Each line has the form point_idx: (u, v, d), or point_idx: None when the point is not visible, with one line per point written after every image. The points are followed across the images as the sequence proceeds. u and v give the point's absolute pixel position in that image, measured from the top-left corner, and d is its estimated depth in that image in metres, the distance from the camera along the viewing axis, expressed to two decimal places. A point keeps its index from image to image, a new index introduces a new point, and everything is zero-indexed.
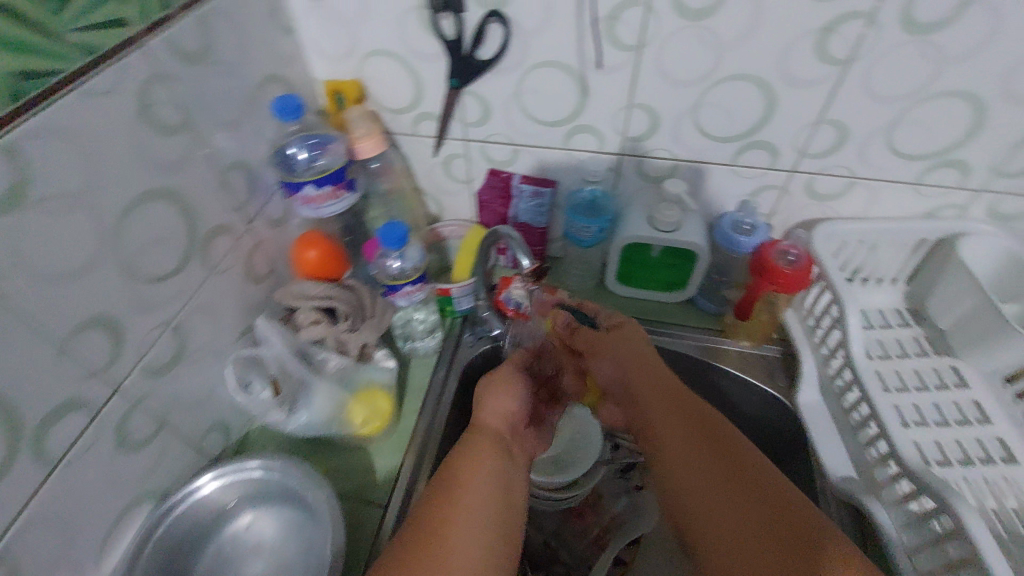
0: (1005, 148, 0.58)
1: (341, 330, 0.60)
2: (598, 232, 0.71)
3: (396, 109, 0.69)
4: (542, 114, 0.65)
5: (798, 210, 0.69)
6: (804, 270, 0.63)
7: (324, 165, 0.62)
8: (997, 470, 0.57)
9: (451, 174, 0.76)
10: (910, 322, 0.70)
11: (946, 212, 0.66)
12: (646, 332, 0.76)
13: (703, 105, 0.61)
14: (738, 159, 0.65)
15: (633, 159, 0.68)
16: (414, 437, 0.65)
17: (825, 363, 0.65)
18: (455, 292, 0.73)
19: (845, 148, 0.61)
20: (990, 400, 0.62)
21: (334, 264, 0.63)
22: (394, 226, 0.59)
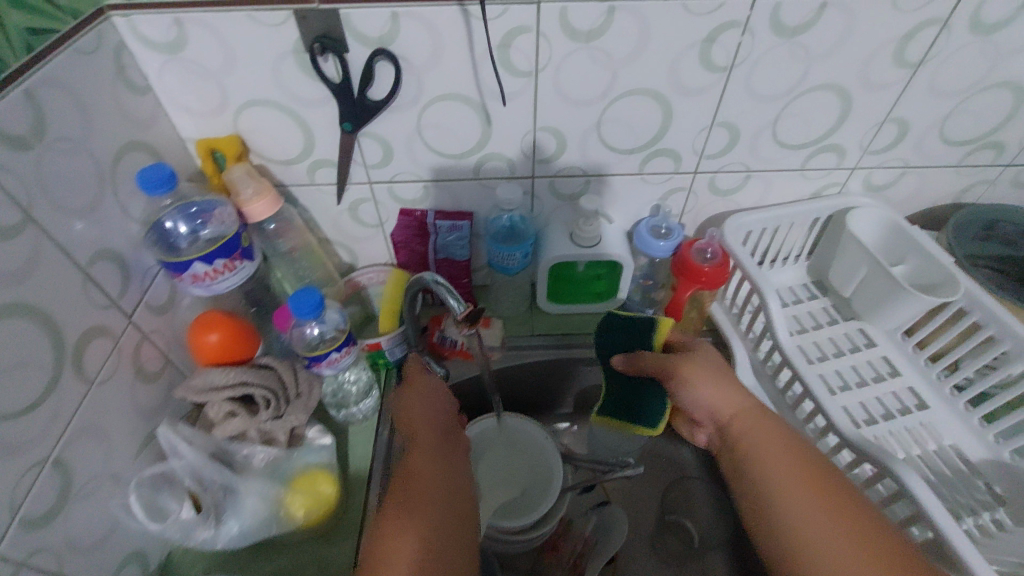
0: (870, 129, 0.64)
1: (264, 418, 0.54)
2: (524, 258, 0.69)
3: (285, 161, 0.63)
4: (446, 147, 0.63)
5: (705, 207, 0.72)
6: (722, 266, 0.64)
7: (210, 236, 0.55)
8: (913, 417, 0.63)
9: (358, 219, 0.71)
10: (817, 293, 0.76)
11: (830, 191, 0.72)
12: (587, 346, 0.75)
13: (605, 121, 0.61)
14: (644, 167, 0.67)
15: (545, 179, 0.68)
16: (368, 511, 0.60)
17: (755, 348, 0.68)
18: (386, 345, 0.68)
19: (738, 146, 0.64)
20: (896, 354, 0.68)
21: (241, 344, 0.55)
22: (308, 293, 0.53)
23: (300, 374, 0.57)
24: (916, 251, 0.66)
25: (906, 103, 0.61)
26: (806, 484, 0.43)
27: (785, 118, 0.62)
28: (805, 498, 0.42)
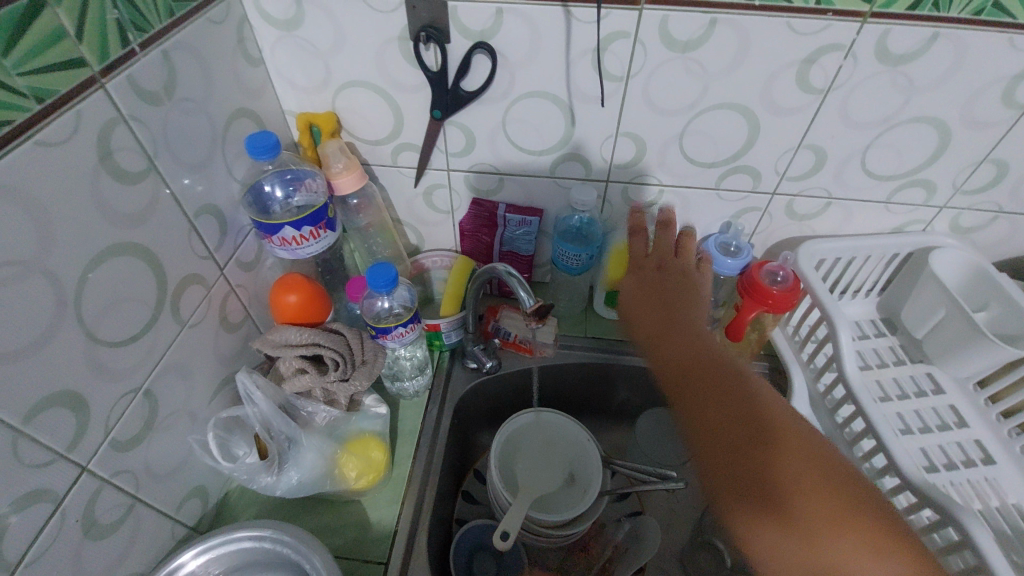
0: (966, 167, 0.61)
1: (330, 380, 0.55)
2: (588, 259, 0.70)
3: (374, 140, 0.66)
4: (528, 143, 0.64)
5: (778, 229, 0.71)
6: (792, 290, 0.63)
7: (301, 204, 0.59)
8: (978, 471, 0.60)
9: (432, 204, 0.74)
10: (886, 331, 0.73)
11: (913, 227, 0.69)
12: (638, 355, 0.76)
13: (688, 132, 0.61)
14: (721, 182, 0.66)
15: (619, 185, 0.68)
16: (411, 484, 0.62)
17: (815, 378, 0.66)
18: (444, 327, 0.70)
19: (822, 171, 0.63)
20: (965, 403, 0.65)
21: (315, 308, 0.58)
22: (383, 268, 0.56)
23: (367, 343, 0.58)
24: (999, 300, 0.63)
25: (1010, 144, 0.59)
26: (825, 500, 0.44)
27: (875, 147, 0.60)
28: (819, 507, 0.44)
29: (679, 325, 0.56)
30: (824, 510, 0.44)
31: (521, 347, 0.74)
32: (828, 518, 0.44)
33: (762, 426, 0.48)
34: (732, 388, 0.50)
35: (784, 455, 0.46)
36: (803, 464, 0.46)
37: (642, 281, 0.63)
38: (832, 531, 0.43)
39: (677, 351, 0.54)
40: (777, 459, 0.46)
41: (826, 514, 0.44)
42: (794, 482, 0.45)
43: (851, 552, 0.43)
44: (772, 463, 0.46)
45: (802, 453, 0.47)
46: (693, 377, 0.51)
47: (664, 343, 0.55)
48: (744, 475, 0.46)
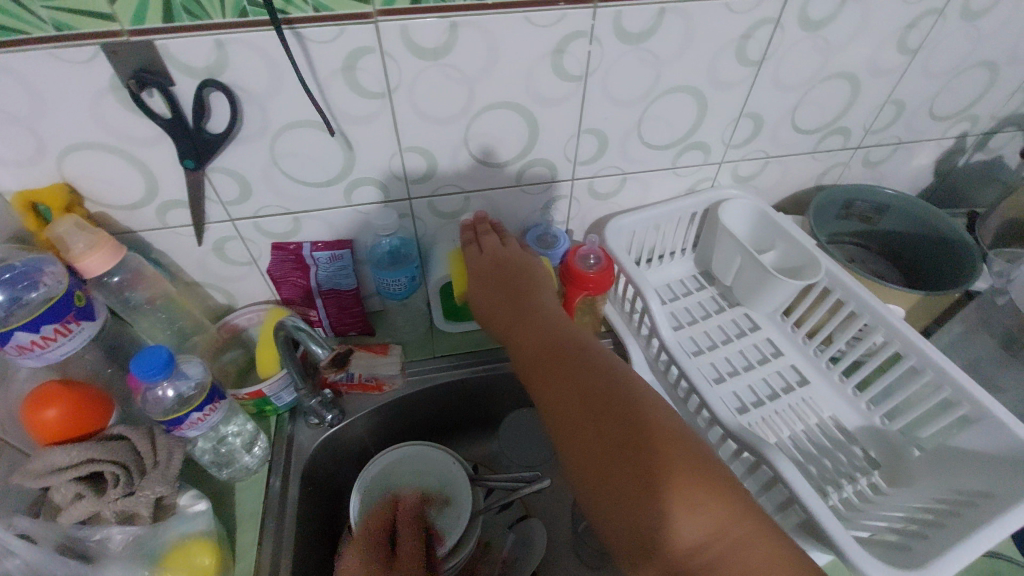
0: (729, 124, 0.66)
1: (114, 500, 0.48)
2: (410, 281, 0.67)
3: (129, 205, 0.57)
4: (309, 176, 0.60)
5: (588, 211, 0.73)
6: (607, 270, 0.65)
7: (38, 299, 0.49)
8: (795, 394, 0.66)
9: (227, 259, 0.66)
10: (703, 283, 0.78)
11: (703, 185, 0.74)
12: (489, 363, 0.75)
13: (471, 136, 0.60)
14: (521, 178, 0.66)
15: (422, 200, 0.66)
16: (262, 571, 0.56)
17: (647, 345, 0.70)
18: (270, 391, 0.63)
19: (608, 150, 0.65)
20: (777, 335, 0.72)
21: (86, 415, 0.49)
22: (155, 351, 0.48)
23: (158, 441, 0.52)
24: (782, 238, 0.70)
25: (757, 98, 0.64)
26: (653, 473, 0.44)
27: (647, 120, 0.63)
28: (647, 484, 0.44)
29: (532, 320, 0.58)
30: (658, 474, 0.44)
31: (368, 386, 0.70)
32: (666, 480, 0.44)
33: (610, 404, 0.49)
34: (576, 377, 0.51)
35: (629, 424, 0.47)
36: (643, 431, 0.46)
37: (487, 282, 0.63)
38: (672, 492, 0.43)
39: (535, 343, 0.56)
40: (619, 431, 0.47)
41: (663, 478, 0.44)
42: (636, 450, 0.45)
43: (684, 512, 0.42)
44: (617, 435, 0.46)
45: (644, 422, 0.47)
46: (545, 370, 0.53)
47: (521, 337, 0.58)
48: (593, 450, 0.46)
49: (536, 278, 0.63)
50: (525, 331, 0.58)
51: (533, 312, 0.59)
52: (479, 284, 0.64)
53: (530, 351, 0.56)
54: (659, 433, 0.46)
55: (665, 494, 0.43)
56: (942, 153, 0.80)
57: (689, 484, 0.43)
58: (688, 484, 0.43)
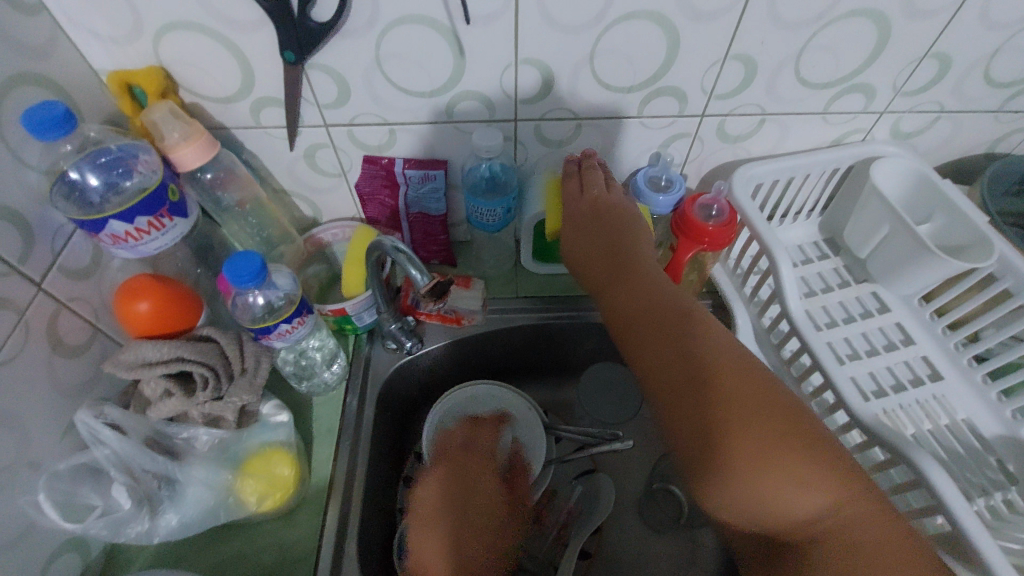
0: (908, 65, 0.55)
1: (203, 401, 0.47)
2: (506, 213, 0.61)
3: (224, 98, 0.53)
4: (413, 83, 0.53)
5: (711, 155, 0.64)
6: (729, 224, 0.57)
7: (133, 188, 0.47)
8: (927, 389, 0.58)
9: (317, 167, 0.62)
10: (827, 252, 0.69)
11: (852, 137, 0.63)
12: (576, 309, 0.69)
13: (599, 52, 0.52)
14: (644, 109, 0.58)
15: (530, 123, 0.59)
16: (334, 490, 0.55)
17: (758, 313, 0.62)
18: (352, 310, 0.60)
19: (753, 84, 0.55)
20: (911, 321, 0.62)
21: (175, 314, 0.48)
22: (248, 257, 0.46)
23: (246, 350, 0.50)
24: (943, 208, 0.59)
25: (952, 34, 0.52)
26: (756, 448, 0.39)
27: (811, 51, 0.52)
28: (747, 454, 0.39)
29: (627, 272, 0.51)
30: (771, 461, 0.39)
31: (447, 318, 0.67)
32: (770, 456, 0.39)
33: (718, 383, 0.42)
34: (666, 334, 0.46)
35: (733, 405, 0.41)
36: (747, 410, 0.41)
37: (580, 226, 0.55)
38: (773, 470, 0.39)
39: (628, 299, 0.50)
40: (722, 409, 0.41)
41: (765, 461, 0.39)
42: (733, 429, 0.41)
43: (799, 495, 0.39)
44: (717, 413, 0.41)
45: (752, 400, 0.41)
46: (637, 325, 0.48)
47: (613, 290, 0.51)
48: (688, 423, 0.42)
49: (633, 221, 0.54)
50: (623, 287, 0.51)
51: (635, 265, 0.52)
52: (566, 234, 0.56)
53: (620, 296, 0.50)
54: (769, 416, 0.41)
55: (770, 475, 0.39)
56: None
57: (800, 466, 0.39)
58: (794, 473, 0.39)
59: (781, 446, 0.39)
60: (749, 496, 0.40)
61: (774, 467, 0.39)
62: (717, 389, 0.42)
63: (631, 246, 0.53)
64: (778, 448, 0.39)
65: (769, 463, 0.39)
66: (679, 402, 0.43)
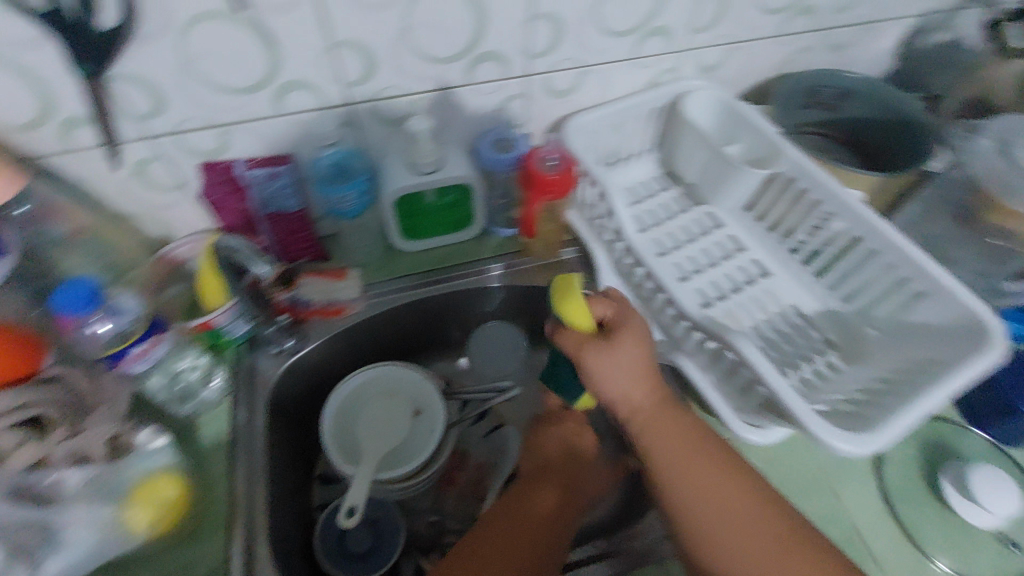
0: (691, 4, 0.61)
1: (60, 440, 0.47)
2: (360, 197, 0.63)
3: (22, 126, 0.50)
4: (230, 80, 0.53)
5: (547, 111, 0.68)
6: (567, 171, 0.62)
7: None
8: (758, 287, 0.67)
9: (151, 183, 0.59)
10: (668, 183, 0.76)
11: (665, 77, 0.70)
12: (454, 278, 0.72)
13: (410, 27, 0.54)
14: (471, 76, 0.61)
15: (365, 105, 0.60)
16: (233, 502, 0.54)
17: (611, 249, 0.68)
18: (221, 322, 0.58)
19: (563, 39, 0.60)
20: (740, 230, 0.71)
21: (16, 359, 0.49)
22: (76, 283, 0.47)
23: (102, 380, 0.50)
24: (744, 129, 0.68)
25: None
26: (762, 525, 0.49)
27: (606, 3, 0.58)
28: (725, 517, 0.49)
29: None
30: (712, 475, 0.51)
31: (328, 311, 0.68)
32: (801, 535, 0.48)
33: (705, 449, 0.53)
34: (637, 425, 0.54)
35: (691, 467, 0.52)
36: (691, 454, 0.52)
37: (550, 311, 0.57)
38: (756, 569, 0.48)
39: (623, 403, 0.54)
40: (688, 466, 0.52)
41: (748, 514, 0.49)
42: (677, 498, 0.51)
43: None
44: (686, 467, 0.52)
45: (704, 469, 0.52)
46: (643, 429, 0.54)
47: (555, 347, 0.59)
48: (670, 458, 0.52)
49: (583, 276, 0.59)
50: (608, 383, 0.52)
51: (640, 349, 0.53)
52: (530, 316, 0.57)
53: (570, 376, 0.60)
54: (711, 470, 0.52)
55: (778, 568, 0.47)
56: (907, 33, 0.76)
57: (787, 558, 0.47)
58: (729, 507, 0.50)
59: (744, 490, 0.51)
60: (711, 520, 0.50)
61: (752, 534, 0.49)
62: (660, 442, 0.53)
63: (623, 354, 0.52)
64: (732, 494, 0.50)
65: (721, 509, 0.50)
66: (660, 441, 0.53)
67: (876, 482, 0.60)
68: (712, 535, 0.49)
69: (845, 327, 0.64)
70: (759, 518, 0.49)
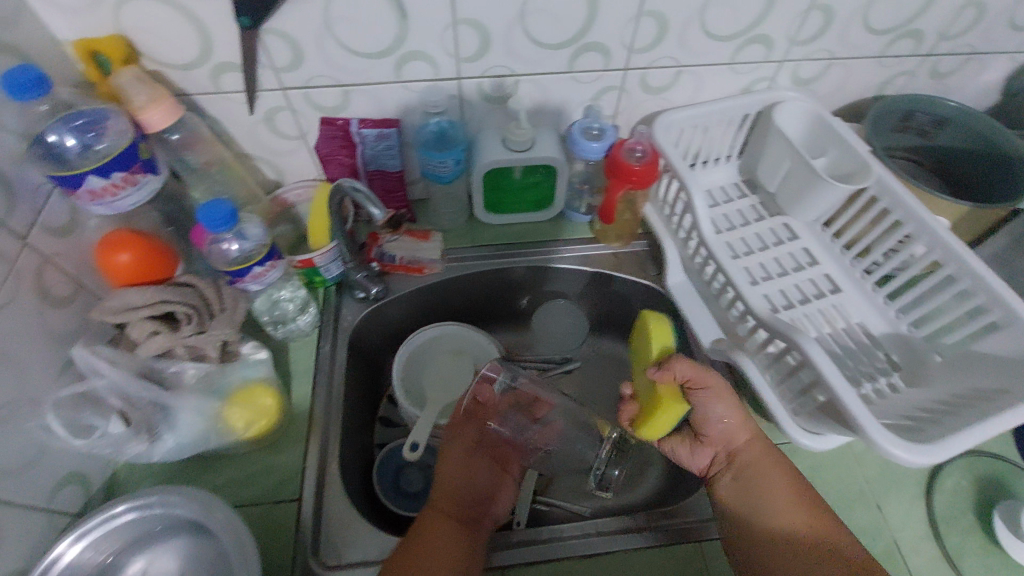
0: (797, 17, 0.63)
1: (187, 335, 0.52)
2: (456, 165, 0.67)
3: (183, 66, 0.57)
4: (360, 44, 0.58)
5: (638, 106, 0.72)
6: (652, 163, 0.65)
7: (104, 151, 0.50)
8: (828, 301, 0.68)
9: (276, 130, 0.66)
10: (747, 190, 0.78)
11: (760, 86, 0.72)
12: (527, 254, 0.77)
13: (529, 13, 0.58)
14: (573, 66, 0.64)
15: (472, 80, 0.65)
16: (314, 421, 0.62)
17: (683, 244, 0.71)
18: (320, 262, 0.66)
19: (667, 39, 0.63)
20: (814, 245, 0.72)
21: (157, 265, 0.53)
22: (216, 204, 0.51)
23: (224, 291, 0.55)
24: (834, 144, 0.68)
25: None
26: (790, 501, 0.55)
27: (713, 7, 0.60)
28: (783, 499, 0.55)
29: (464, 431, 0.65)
30: (795, 499, 0.55)
31: (409, 268, 0.74)
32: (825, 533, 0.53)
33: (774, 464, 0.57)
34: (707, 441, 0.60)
35: (780, 490, 0.55)
36: (776, 481, 0.56)
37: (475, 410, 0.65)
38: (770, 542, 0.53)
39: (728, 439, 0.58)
40: (773, 485, 0.56)
41: (798, 521, 0.54)
42: (768, 504, 0.55)
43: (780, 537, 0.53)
44: (782, 501, 0.55)
45: (784, 486, 0.56)
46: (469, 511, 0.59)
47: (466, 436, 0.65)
48: (774, 491, 0.55)
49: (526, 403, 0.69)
50: (712, 415, 0.57)
51: (726, 395, 0.57)
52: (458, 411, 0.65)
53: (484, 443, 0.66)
54: (786, 489, 0.55)
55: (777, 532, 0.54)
56: (1017, 68, 0.75)
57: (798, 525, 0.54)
58: (776, 496, 0.55)
59: (803, 505, 0.55)
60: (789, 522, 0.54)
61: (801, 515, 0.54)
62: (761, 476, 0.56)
63: (725, 397, 0.57)
64: (800, 503, 0.55)
65: (789, 503, 0.55)
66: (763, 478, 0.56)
67: (924, 507, 0.59)
68: (786, 539, 0.53)
69: (912, 351, 0.63)
70: (811, 512, 0.54)
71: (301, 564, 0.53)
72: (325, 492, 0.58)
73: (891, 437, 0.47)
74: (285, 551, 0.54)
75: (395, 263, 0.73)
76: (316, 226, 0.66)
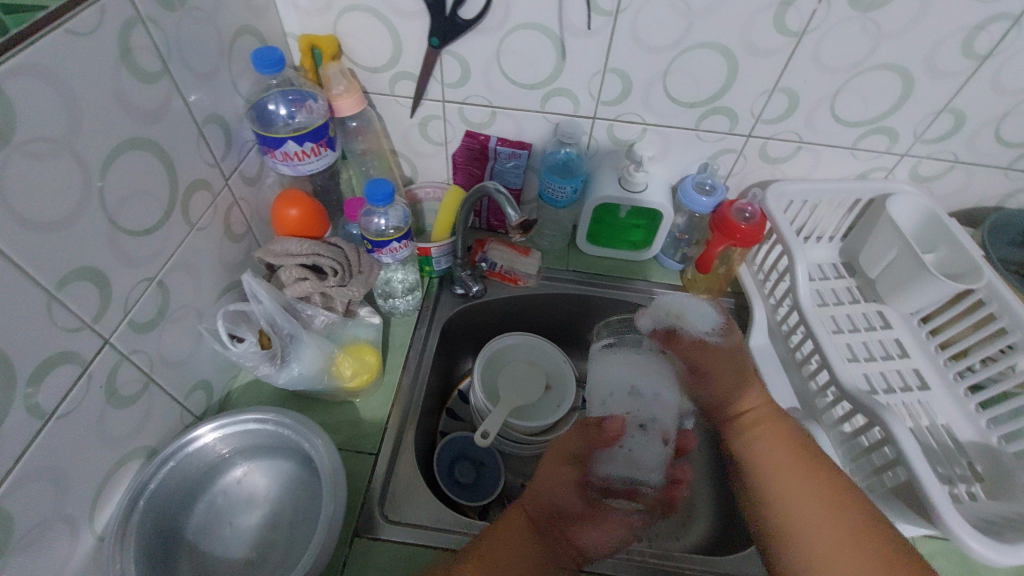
0: (927, 116, 0.66)
1: (329, 285, 0.62)
2: (573, 193, 0.73)
3: (372, 68, 0.68)
4: (520, 76, 0.67)
5: (752, 172, 0.76)
6: (759, 226, 0.69)
7: (301, 123, 0.62)
8: (914, 395, 0.67)
9: (426, 135, 0.76)
10: (845, 273, 0.79)
11: (876, 174, 0.75)
12: (616, 288, 0.81)
13: (673, 72, 0.64)
14: (701, 124, 0.70)
15: (606, 122, 0.72)
16: (401, 389, 0.68)
17: (773, 309, 0.73)
18: (435, 252, 0.74)
19: (794, 115, 0.68)
20: (908, 338, 0.72)
21: (314, 223, 0.62)
22: (381, 183, 0.60)
23: (363, 256, 0.64)
24: (946, 242, 0.69)
25: (967, 96, 0.63)
26: (827, 515, 0.48)
27: (846, 93, 0.64)
28: (832, 523, 0.47)
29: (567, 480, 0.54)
30: (801, 485, 0.50)
31: (506, 278, 0.80)
32: (789, 499, 0.50)
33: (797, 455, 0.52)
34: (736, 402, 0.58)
35: (723, 387, 0.59)
36: (778, 453, 0.53)
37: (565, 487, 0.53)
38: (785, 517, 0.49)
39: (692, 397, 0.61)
40: (763, 449, 0.54)
41: (825, 504, 0.48)
42: (769, 477, 0.52)
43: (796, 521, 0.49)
44: (774, 473, 0.52)
45: (789, 450, 0.53)
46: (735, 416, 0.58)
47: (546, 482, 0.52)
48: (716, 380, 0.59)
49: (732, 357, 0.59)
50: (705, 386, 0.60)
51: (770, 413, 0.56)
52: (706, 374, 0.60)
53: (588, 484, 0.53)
54: (808, 478, 0.50)
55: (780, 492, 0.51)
56: None
57: (823, 506, 0.48)
58: (821, 516, 0.48)
59: (844, 526, 0.47)
60: (811, 530, 0.48)
61: (855, 546, 0.45)
62: (758, 440, 0.55)
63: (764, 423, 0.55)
64: (829, 511, 0.48)
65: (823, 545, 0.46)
66: (792, 514, 0.49)
67: None
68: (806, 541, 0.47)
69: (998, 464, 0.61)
70: (848, 535, 0.46)
71: (368, 511, 0.58)
72: (398, 454, 0.63)
73: (969, 528, 0.48)
74: (359, 496, 0.59)
75: (494, 270, 0.80)
76: (439, 222, 0.73)
